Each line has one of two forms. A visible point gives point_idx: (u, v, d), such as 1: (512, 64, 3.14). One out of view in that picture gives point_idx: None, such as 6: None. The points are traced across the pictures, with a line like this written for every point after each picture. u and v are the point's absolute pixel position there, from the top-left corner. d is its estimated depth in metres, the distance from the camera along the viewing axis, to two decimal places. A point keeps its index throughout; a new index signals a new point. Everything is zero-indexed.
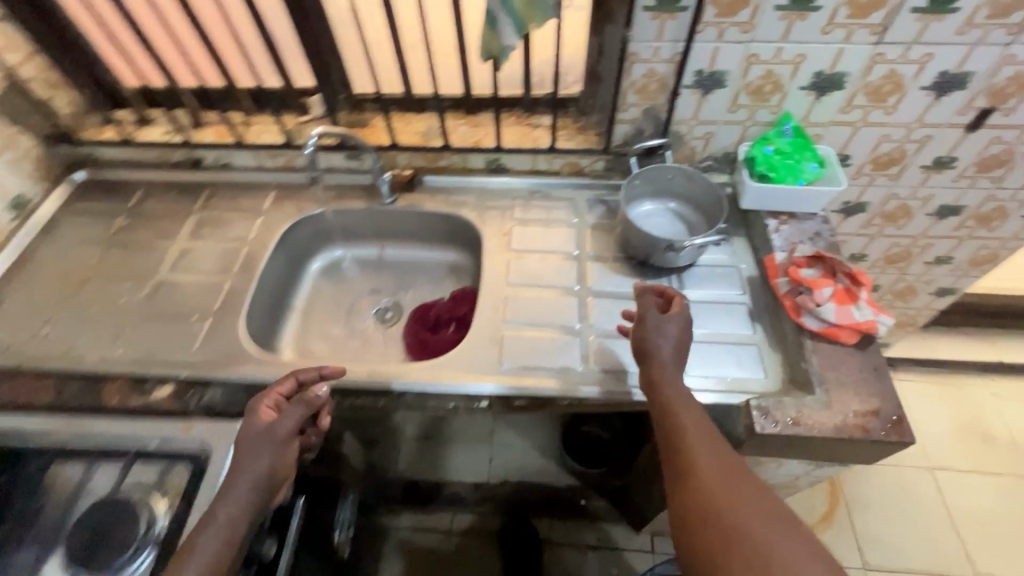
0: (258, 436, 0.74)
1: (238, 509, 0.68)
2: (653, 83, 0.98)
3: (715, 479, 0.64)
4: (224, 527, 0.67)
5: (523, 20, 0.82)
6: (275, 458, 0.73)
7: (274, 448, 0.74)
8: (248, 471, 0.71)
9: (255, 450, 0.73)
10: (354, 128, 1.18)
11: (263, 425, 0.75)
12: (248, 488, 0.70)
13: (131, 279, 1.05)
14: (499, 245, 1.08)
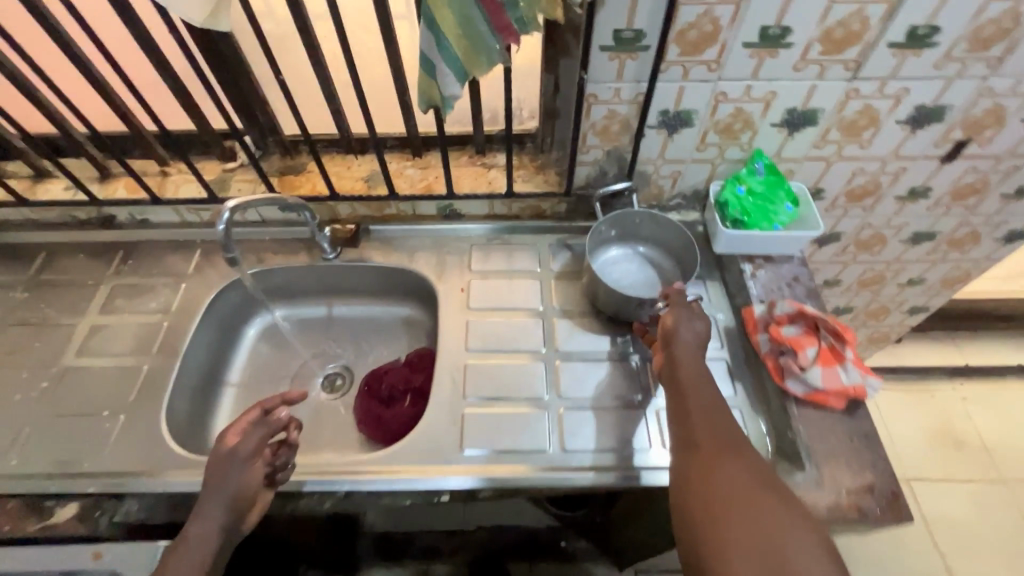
0: (221, 466, 0.68)
1: (198, 559, 0.63)
2: (615, 125, 0.89)
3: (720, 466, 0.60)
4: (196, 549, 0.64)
5: (464, 65, 0.71)
6: (242, 487, 0.68)
7: (236, 473, 0.68)
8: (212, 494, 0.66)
9: (222, 478, 0.67)
10: (287, 174, 1.06)
11: (226, 453, 0.69)
12: (213, 525, 0.65)
13: (28, 368, 0.90)
14: (456, 303, 0.97)
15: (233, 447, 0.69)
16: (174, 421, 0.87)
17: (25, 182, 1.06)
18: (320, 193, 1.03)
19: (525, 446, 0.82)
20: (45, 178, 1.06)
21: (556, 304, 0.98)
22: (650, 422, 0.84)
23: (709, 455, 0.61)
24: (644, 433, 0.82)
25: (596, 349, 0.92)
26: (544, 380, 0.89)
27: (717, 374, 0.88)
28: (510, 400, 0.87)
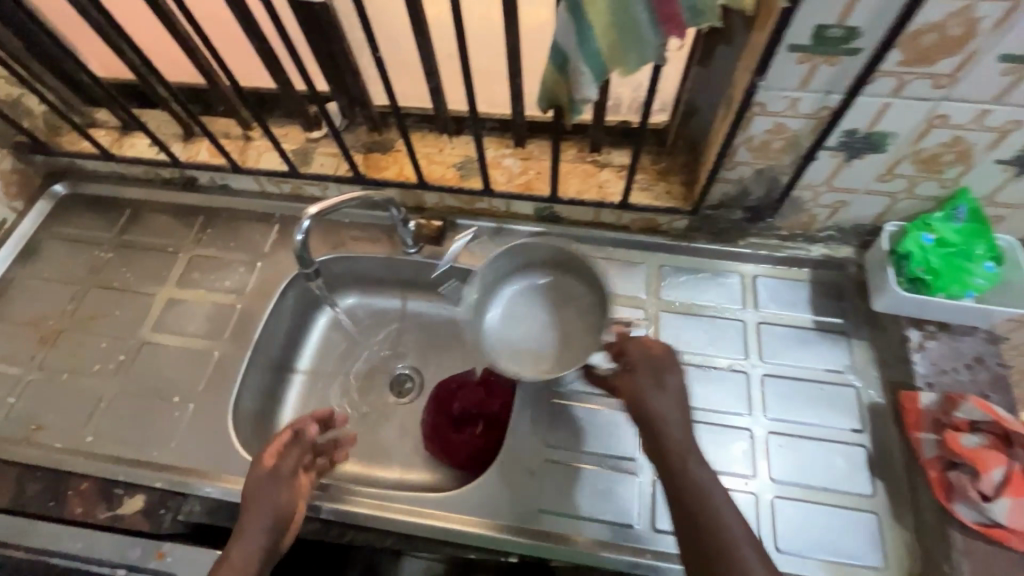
0: (256, 489, 0.64)
1: None
2: (778, 141, 0.70)
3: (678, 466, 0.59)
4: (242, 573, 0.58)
5: (604, 62, 0.55)
6: (280, 509, 0.63)
7: (271, 496, 0.63)
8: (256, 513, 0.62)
9: (258, 502, 0.63)
10: (373, 152, 0.95)
11: (260, 476, 0.65)
12: (257, 547, 0.60)
13: (108, 337, 0.89)
14: (547, 327, 0.85)
15: (266, 469, 0.65)
16: (241, 415, 0.84)
17: (112, 134, 1.02)
18: (408, 179, 0.91)
19: (609, 515, 0.72)
20: (132, 132, 1.02)
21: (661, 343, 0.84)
22: (763, 512, 0.71)
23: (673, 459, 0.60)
24: (753, 524, 0.70)
25: (705, 407, 0.79)
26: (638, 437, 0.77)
27: (852, 462, 0.74)
28: (597, 458, 0.76)
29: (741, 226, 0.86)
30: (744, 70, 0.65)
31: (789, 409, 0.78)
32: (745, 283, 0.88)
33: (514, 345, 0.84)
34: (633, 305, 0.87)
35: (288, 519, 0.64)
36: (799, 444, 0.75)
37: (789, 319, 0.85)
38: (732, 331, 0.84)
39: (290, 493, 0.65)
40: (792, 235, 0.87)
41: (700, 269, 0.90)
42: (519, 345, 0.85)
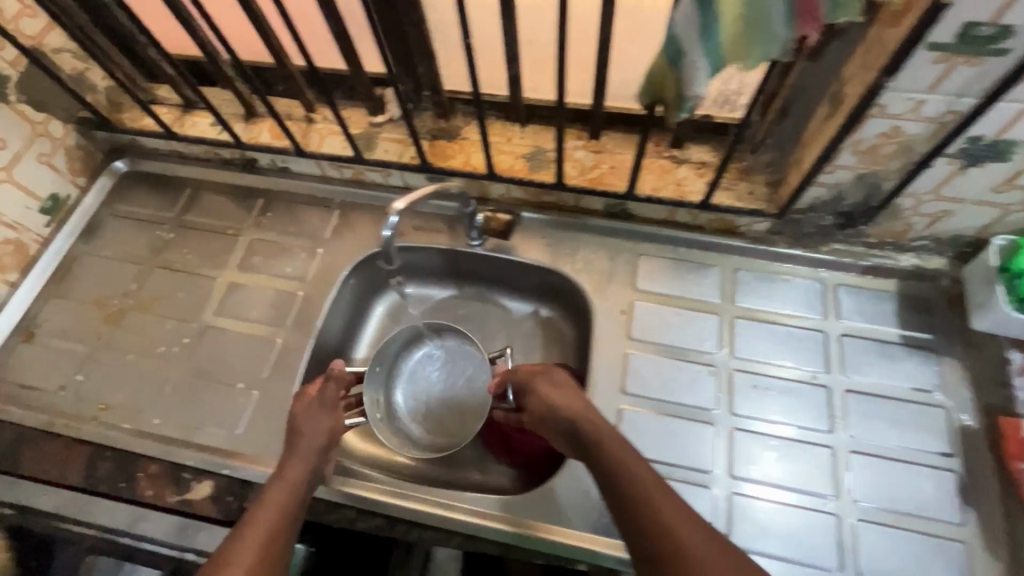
0: (295, 428, 0.72)
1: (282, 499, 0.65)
2: (889, 146, 0.65)
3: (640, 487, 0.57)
4: (286, 483, 0.66)
5: (724, 55, 0.52)
6: (321, 441, 0.72)
7: (310, 432, 0.72)
8: (306, 435, 0.71)
9: (299, 437, 0.71)
10: (439, 140, 0.92)
11: (301, 415, 0.73)
12: (305, 463, 0.69)
13: (171, 318, 0.89)
14: (617, 330, 0.82)
15: (305, 409, 0.74)
16: None
17: (174, 112, 1.00)
18: (476, 169, 0.88)
19: None
20: (194, 110, 1.00)
21: (738, 352, 0.80)
22: (846, 535, 0.68)
23: (628, 481, 0.58)
24: (835, 548, 0.67)
25: (783, 420, 0.75)
26: (712, 448, 0.74)
27: (941, 488, 0.69)
28: (669, 468, 0.73)
29: (828, 231, 0.81)
30: (864, 68, 0.60)
31: (874, 428, 0.73)
32: (826, 292, 0.83)
33: (444, 401, 0.90)
34: (707, 310, 0.83)
35: (327, 450, 0.72)
36: (885, 467, 0.71)
37: (874, 332, 0.80)
38: (812, 342, 0.80)
39: (326, 431, 0.72)
40: (880, 243, 0.82)
41: (776, 275, 0.85)
42: (450, 400, 0.90)
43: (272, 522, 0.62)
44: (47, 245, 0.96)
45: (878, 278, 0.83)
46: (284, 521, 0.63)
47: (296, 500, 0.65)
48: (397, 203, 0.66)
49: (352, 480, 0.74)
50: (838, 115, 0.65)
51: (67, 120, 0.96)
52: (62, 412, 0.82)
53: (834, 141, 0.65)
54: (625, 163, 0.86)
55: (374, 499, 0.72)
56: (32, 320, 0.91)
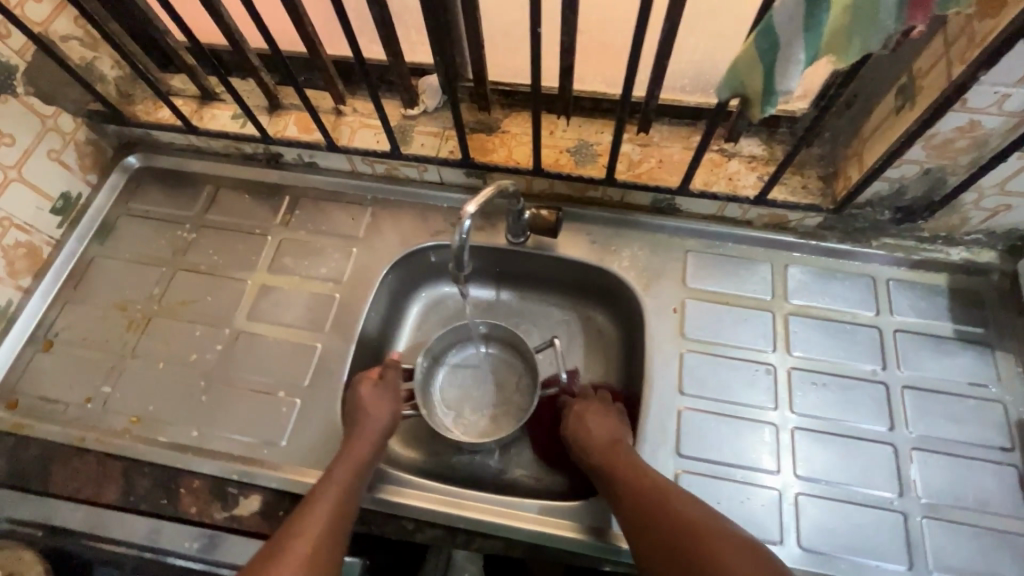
0: (361, 413, 0.73)
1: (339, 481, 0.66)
2: (963, 140, 0.64)
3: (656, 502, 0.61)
4: (345, 466, 0.68)
5: (821, 45, 0.50)
6: (383, 424, 0.73)
7: (375, 416, 0.73)
8: (370, 421, 0.72)
9: (364, 420, 0.72)
10: (478, 133, 0.88)
11: (369, 399, 0.74)
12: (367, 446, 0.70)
13: (200, 324, 0.85)
14: (669, 329, 0.81)
15: (375, 393, 0.76)
16: None
17: (190, 104, 0.94)
18: (520, 164, 0.85)
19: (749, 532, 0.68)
20: (212, 102, 0.94)
21: (793, 350, 0.79)
22: (913, 533, 0.67)
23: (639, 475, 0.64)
24: (903, 546, 0.67)
25: (843, 419, 0.74)
26: (774, 448, 0.73)
27: (1004, 484, 0.69)
28: (731, 471, 0.72)
29: (881, 226, 0.80)
30: (947, 61, 0.59)
31: (933, 424, 0.73)
32: (877, 287, 0.82)
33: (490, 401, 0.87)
34: (759, 307, 0.82)
35: (387, 436, 0.73)
36: (947, 463, 0.71)
37: (927, 327, 0.79)
38: (867, 338, 0.79)
39: (392, 419, 0.74)
40: (931, 237, 0.81)
41: (826, 270, 0.84)
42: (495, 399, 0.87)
43: (331, 510, 0.63)
44: (60, 248, 0.90)
45: (929, 272, 0.82)
46: (337, 509, 0.64)
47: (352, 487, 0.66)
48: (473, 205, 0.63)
49: (411, 489, 0.71)
50: (912, 108, 0.64)
51: (77, 114, 0.89)
52: (92, 426, 0.78)
53: (908, 136, 0.64)
54: (673, 157, 0.84)
55: (436, 510, 0.70)
56: (49, 328, 0.86)
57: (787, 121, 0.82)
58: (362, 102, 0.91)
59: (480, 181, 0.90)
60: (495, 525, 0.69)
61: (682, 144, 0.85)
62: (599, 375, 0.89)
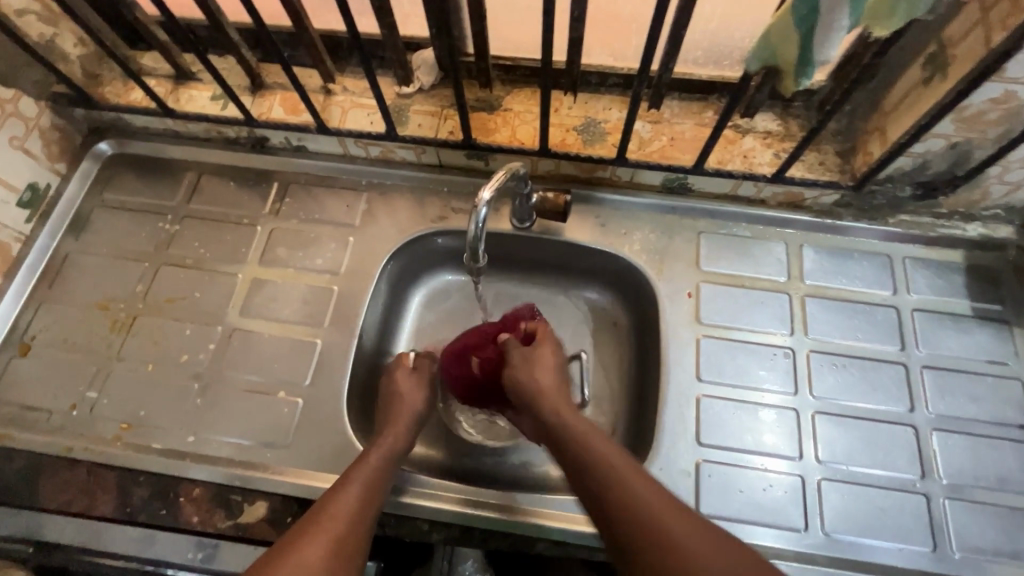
0: (396, 401, 0.73)
1: (379, 468, 0.64)
2: (995, 113, 0.61)
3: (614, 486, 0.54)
4: (390, 452, 0.66)
5: (864, 14, 0.47)
6: (420, 410, 0.73)
7: (409, 405, 0.73)
8: (410, 407, 0.72)
9: (402, 408, 0.72)
10: (479, 112, 0.83)
11: (406, 387, 0.74)
12: (406, 433, 0.70)
13: (190, 322, 0.80)
14: (684, 314, 0.78)
15: (410, 385, 0.75)
16: (352, 408, 0.77)
17: (164, 85, 0.87)
18: (525, 144, 0.81)
19: (775, 521, 0.67)
20: (188, 82, 0.87)
21: (811, 333, 0.77)
22: (937, 514, 0.67)
23: (582, 441, 0.60)
24: (927, 528, 0.66)
25: (862, 401, 0.73)
26: (796, 434, 0.71)
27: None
28: (754, 458, 0.70)
29: (900, 202, 0.78)
30: (985, 26, 0.55)
31: (953, 404, 0.73)
32: (894, 265, 0.80)
33: None
34: (775, 289, 0.79)
35: (422, 421, 0.74)
36: (968, 443, 0.70)
37: (944, 305, 0.78)
38: (884, 318, 0.77)
39: (423, 410, 0.74)
40: (949, 213, 0.79)
41: (842, 249, 0.81)
42: None
43: (364, 491, 0.60)
44: (30, 244, 0.84)
45: (945, 248, 0.80)
46: (369, 498, 0.60)
47: (382, 477, 0.63)
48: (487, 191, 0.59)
49: (424, 489, 0.68)
50: (944, 80, 0.61)
51: (39, 97, 0.82)
52: (78, 434, 0.73)
53: (941, 109, 0.61)
54: (685, 134, 0.80)
55: (450, 509, 0.67)
56: (25, 331, 0.80)
57: (803, 95, 0.79)
58: (352, 80, 0.85)
59: (482, 163, 0.85)
60: (512, 523, 0.67)
61: (694, 120, 0.81)
62: (611, 362, 0.86)
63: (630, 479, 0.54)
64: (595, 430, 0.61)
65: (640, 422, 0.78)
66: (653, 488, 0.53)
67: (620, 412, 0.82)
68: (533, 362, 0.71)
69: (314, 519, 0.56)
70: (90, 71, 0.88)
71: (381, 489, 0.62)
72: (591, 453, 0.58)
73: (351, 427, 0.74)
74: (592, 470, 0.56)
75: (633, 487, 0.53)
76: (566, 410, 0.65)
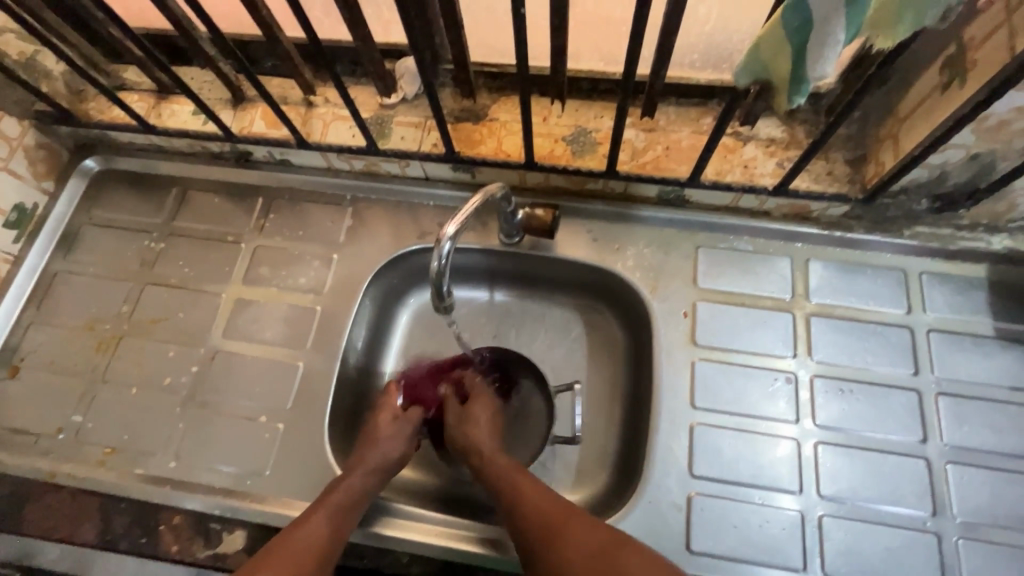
0: (372, 442, 0.70)
1: (332, 523, 0.62)
2: (1021, 122, 0.55)
3: (555, 528, 0.58)
4: (348, 505, 0.64)
5: (865, 23, 0.42)
6: (393, 458, 0.69)
7: (384, 450, 0.69)
8: (383, 452, 0.69)
9: (374, 453, 0.69)
10: (464, 122, 0.80)
11: (384, 431, 0.71)
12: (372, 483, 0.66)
13: (174, 344, 0.79)
14: (679, 335, 0.74)
15: (392, 428, 0.72)
16: (334, 433, 0.75)
17: (147, 100, 0.86)
18: (511, 157, 0.77)
19: (773, 559, 0.63)
20: (170, 96, 0.86)
21: (816, 355, 0.72)
22: (948, 554, 0.63)
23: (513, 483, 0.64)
24: (937, 569, 0.62)
25: (870, 430, 0.68)
26: (796, 465, 0.67)
27: None
28: (752, 492, 0.66)
29: (916, 214, 0.72)
30: (1010, 28, 0.49)
31: (971, 433, 0.67)
32: (910, 281, 0.74)
33: None
34: (778, 307, 0.75)
35: (396, 468, 0.70)
36: (985, 477, 0.66)
37: (964, 326, 0.72)
38: (897, 340, 0.72)
39: (398, 455, 0.70)
40: (971, 225, 0.73)
41: (852, 264, 0.76)
42: None
43: (314, 548, 0.59)
44: (19, 264, 0.84)
45: (966, 262, 0.74)
46: (319, 555, 0.59)
47: (344, 519, 0.63)
48: (450, 227, 0.59)
49: (426, 523, 0.69)
50: (963, 87, 0.55)
51: (22, 116, 0.81)
52: (65, 459, 0.73)
53: (959, 119, 0.55)
54: (682, 143, 0.75)
55: (451, 546, 0.67)
56: (14, 352, 0.80)
57: (811, 98, 0.73)
58: (333, 91, 0.83)
59: (469, 176, 0.81)
60: (503, 561, 0.66)
61: (691, 128, 0.76)
62: (604, 381, 0.82)
63: (569, 517, 0.59)
64: (524, 475, 0.64)
65: (632, 448, 0.75)
66: (588, 523, 0.58)
67: (612, 437, 0.79)
68: (466, 419, 0.73)
69: (276, 554, 0.58)
70: (74, 87, 0.86)
71: (327, 548, 0.60)
72: (526, 503, 0.61)
73: (333, 451, 0.73)
74: (529, 518, 0.60)
75: (571, 528, 0.57)
76: (495, 455, 0.68)
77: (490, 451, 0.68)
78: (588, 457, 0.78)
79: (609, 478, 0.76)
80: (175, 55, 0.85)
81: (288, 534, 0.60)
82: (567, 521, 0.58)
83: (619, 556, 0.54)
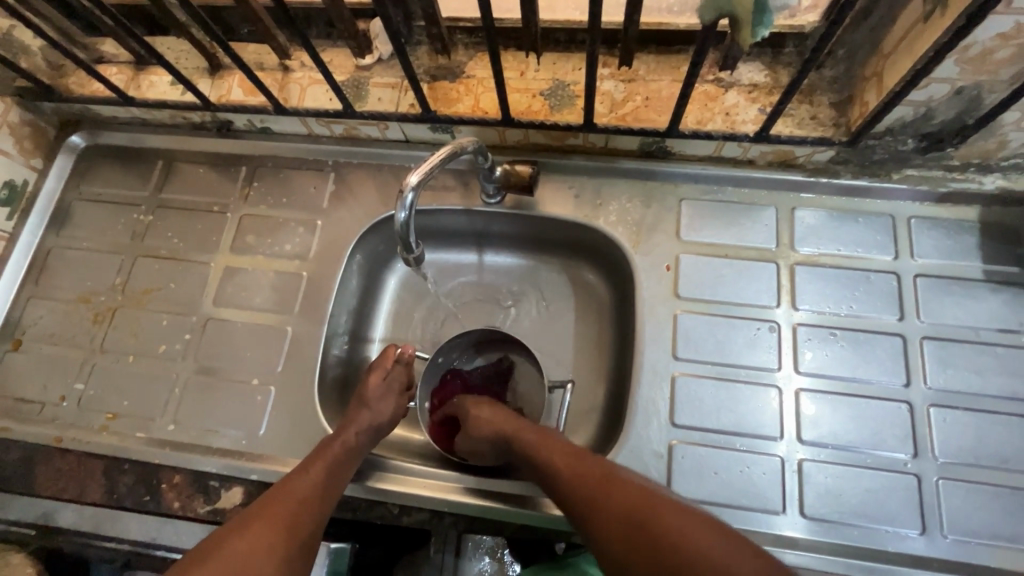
0: (360, 404, 0.70)
1: (321, 477, 0.63)
2: (1007, 49, 0.54)
3: (589, 487, 0.57)
4: (338, 462, 0.65)
5: None
6: (383, 420, 0.70)
7: (374, 413, 0.70)
8: (373, 411, 0.70)
9: (363, 412, 0.70)
10: (441, 80, 0.78)
11: (372, 394, 0.71)
12: (361, 444, 0.67)
13: (167, 313, 0.81)
14: (663, 288, 0.74)
15: (380, 390, 0.72)
16: (325, 398, 0.77)
17: (125, 72, 0.86)
18: (488, 114, 0.76)
19: (753, 501, 0.64)
20: (148, 67, 0.86)
21: (801, 305, 0.71)
22: (927, 493, 0.63)
23: (542, 448, 0.63)
24: (917, 508, 0.63)
25: (854, 377, 0.68)
26: (779, 413, 0.68)
27: None
28: (734, 439, 0.67)
29: (904, 156, 0.70)
30: None
31: (953, 377, 0.67)
32: (898, 226, 0.73)
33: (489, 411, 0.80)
34: (763, 258, 0.74)
35: (385, 429, 0.71)
36: (969, 418, 0.66)
37: (953, 270, 0.71)
38: (883, 287, 0.71)
39: (389, 416, 0.71)
40: (962, 165, 0.71)
41: (842, 211, 0.74)
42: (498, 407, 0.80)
43: (303, 496, 0.61)
44: (14, 241, 0.85)
45: (957, 206, 0.72)
46: (308, 506, 0.60)
47: (338, 471, 0.64)
48: (414, 176, 0.61)
49: (423, 480, 0.71)
50: (944, 15, 0.54)
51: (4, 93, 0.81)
52: (69, 425, 0.76)
53: (940, 49, 0.54)
54: (661, 92, 0.74)
55: (448, 498, 0.69)
56: (16, 326, 0.83)
57: (794, 38, 0.71)
58: (308, 55, 0.82)
59: (448, 136, 0.81)
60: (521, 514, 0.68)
61: (672, 76, 0.74)
62: (591, 339, 0.83)
63: (603, 481, 0.57)
64: (564, 444, 0.63)
65: (617, 402, 0.76)
66: (626, 481, 0.56)
67: (598, 394, 0.80)
68: (475, 429, 0.70)
69: (275, 501, 0.60)
70: (53, 62, 0.86)
71: (319, 500, 0.61)
72: (556, 465, 0.61)
73: (324, 413, 0.75)
74: (563, 478, 0.59)
75: (607, 485, 0.56)
76: (518, 432, 0.66)
77: (511, 430, 0.67)
78: (576, 413, 0.79)
79: (596, 430, 0.77)
80: (151, 26, 0.85)
81: (278, 489, 0.61)
82: (608, 479, 0.57)
83: (655, 511, 0.52)
